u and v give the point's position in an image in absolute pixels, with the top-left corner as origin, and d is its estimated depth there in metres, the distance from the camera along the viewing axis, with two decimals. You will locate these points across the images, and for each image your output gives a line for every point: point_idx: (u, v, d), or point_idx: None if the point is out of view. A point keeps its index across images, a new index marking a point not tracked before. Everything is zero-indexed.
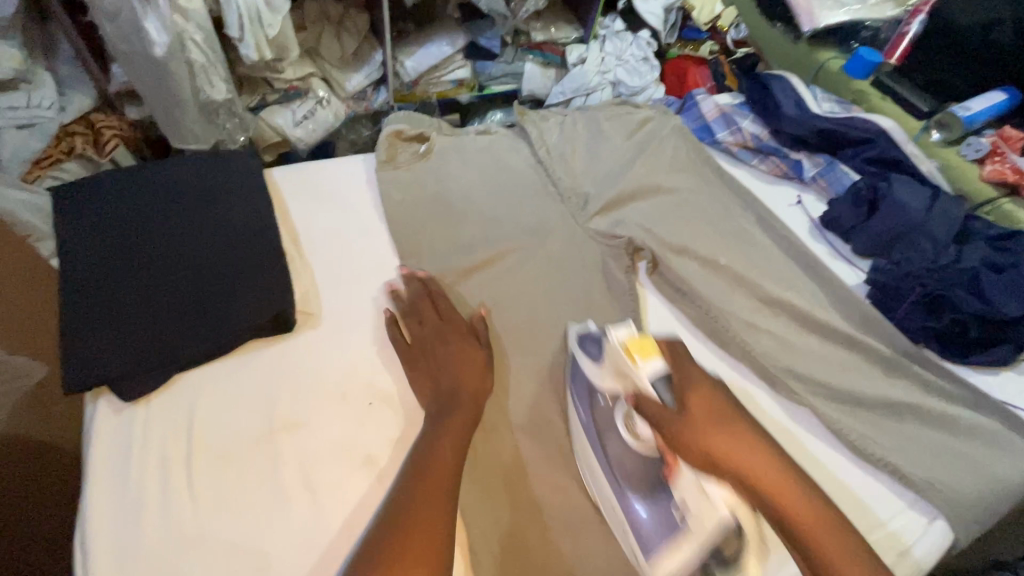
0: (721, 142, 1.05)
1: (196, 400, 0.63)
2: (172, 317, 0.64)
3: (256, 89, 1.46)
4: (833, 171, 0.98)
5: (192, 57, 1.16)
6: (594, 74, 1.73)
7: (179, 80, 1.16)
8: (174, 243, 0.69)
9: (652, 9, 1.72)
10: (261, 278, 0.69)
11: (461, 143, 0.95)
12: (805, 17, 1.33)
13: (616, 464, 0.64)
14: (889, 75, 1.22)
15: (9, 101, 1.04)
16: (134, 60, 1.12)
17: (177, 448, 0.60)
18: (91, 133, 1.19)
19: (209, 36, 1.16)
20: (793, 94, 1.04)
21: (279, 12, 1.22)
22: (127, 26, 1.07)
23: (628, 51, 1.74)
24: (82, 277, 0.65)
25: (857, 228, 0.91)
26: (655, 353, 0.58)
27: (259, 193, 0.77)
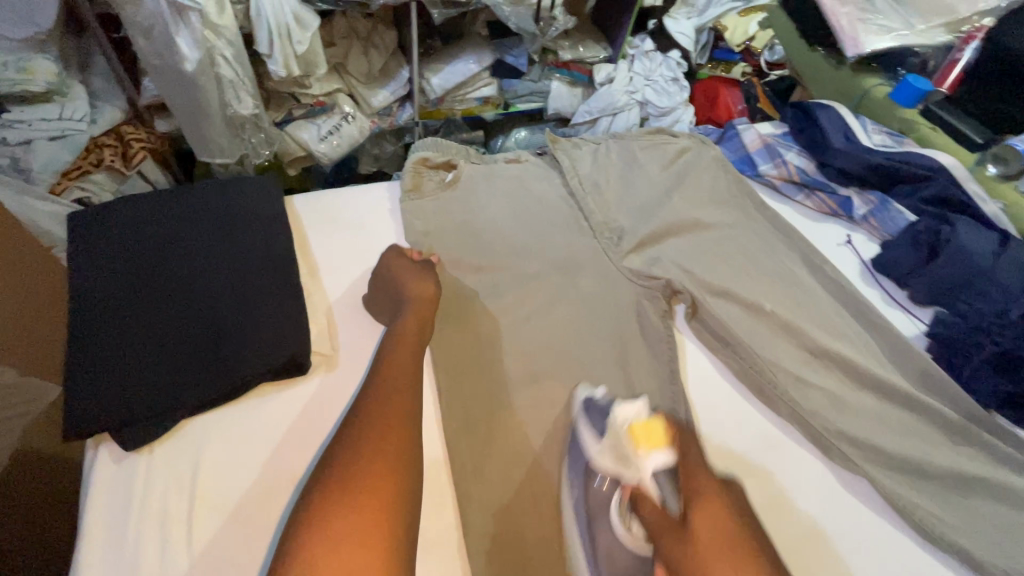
0: (764, 176, 0.99)
1: (200, 449, 0.59)
2: (181, 358, 0.61)
3: (283, 104, 1.45)
4: (886, 210, 0.91)
5: (221, 72, 1.16)
6: (622, 94, 1.69)
7: (209, 95, 1.16)
8: (188, 276, 0.66)
9: (683, 29, 1.70)
10: (276, 315, 0.65)
11: (489, 171, 0.90)
12: (849, 42, 1.27)
13: (602, 552, 0.60)
14: (940, 104, 1.17)
15: (44, 113, 1.04)
16: (165, 74, 1.11)
17: (178, 502, 0.56)
18: (120, 145, 1.18)
19: (238, 51, 1.16)
20: (841, 125, 0.98)
21: (309, 29, 1.21)
22: (159, 41, 1.07)
23: (657, 71, 1.71)
24: (92, 312, 0.62)
25: (915, 275, 0.85)
26: (661, 442, 0.59)
27: (280, 222, 0.74)
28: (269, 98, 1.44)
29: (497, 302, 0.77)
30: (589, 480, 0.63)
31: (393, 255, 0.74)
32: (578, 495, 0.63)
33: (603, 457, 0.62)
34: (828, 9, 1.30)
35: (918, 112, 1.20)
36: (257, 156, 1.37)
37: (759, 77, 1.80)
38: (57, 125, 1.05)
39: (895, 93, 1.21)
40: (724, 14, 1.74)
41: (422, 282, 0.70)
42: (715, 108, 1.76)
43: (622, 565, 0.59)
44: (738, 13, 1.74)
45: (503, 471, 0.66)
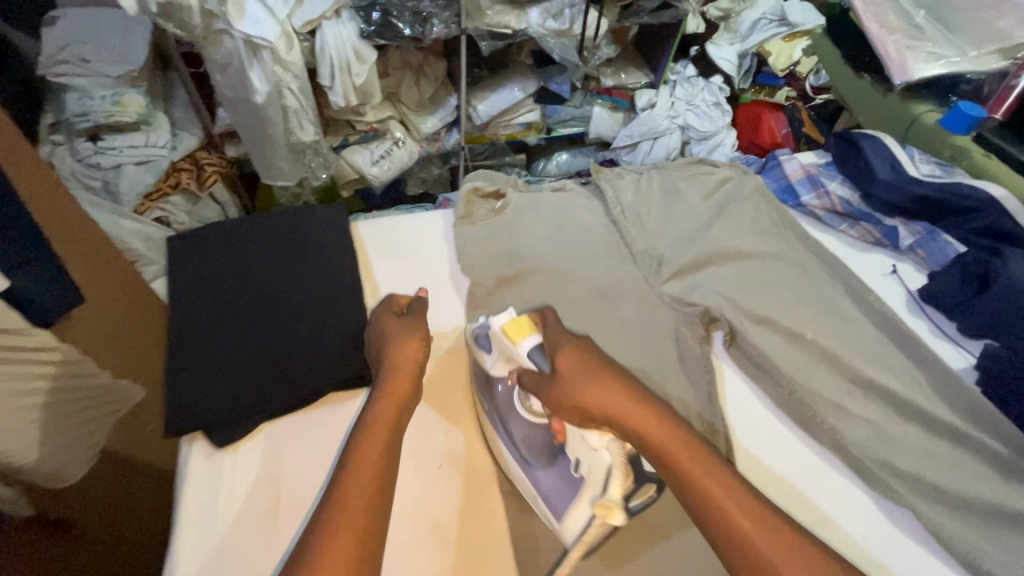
0: (805, 206, 1.01)
1: (279, 450, 0.66)
2: (260, 368, 0.68)
3: (340, 130, 1.56)
4: (934, 241, 0.92)
5: (287, 103, 1.31)
6: (664, 119, 1.74)
7: (273, 122, 1.33)
8: (269, 295, 0.74)
9: (726, 55, 1.74)
10: (343, 334, 0.72)
11: (532, 195, 0.96)
12: (898, 71, 1.28)
13: (520, 442, 0.68)
14: (994, 131, 1.18)
15: (131, 140, 1.31)
16: (237, 105, 1.30)
17: (260, 497, 0.63)
18: (195, 169, 1.41)
19: (303, 84, 1.30)
20: (887, 156, 0.98)
21: (367, 62, 1.32)
22: (234, 75, 1.25)
23: (698, 96, 1.76)
24: (187, 324, 0.71)
25: (962, 307, 0.84)
26: (530, 331, 0.63)
27: (347, 246, 0.81)
28: (327, 124, 1.56)
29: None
30: (496, 387, 0.72)
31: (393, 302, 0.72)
32: (487, 405, 0.73)
33: (497, 362, 0.70)
34: (876, 37, 1.34)
35: (970, 140, 1.20)
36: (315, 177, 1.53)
37: (803, 100, 1.81)
38: (143, 151, 1.32)
39: (947, 120, 1.21)
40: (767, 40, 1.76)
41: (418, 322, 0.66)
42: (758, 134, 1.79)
43: (537, 441, 0.68)
44: (782, 39, 1.75)
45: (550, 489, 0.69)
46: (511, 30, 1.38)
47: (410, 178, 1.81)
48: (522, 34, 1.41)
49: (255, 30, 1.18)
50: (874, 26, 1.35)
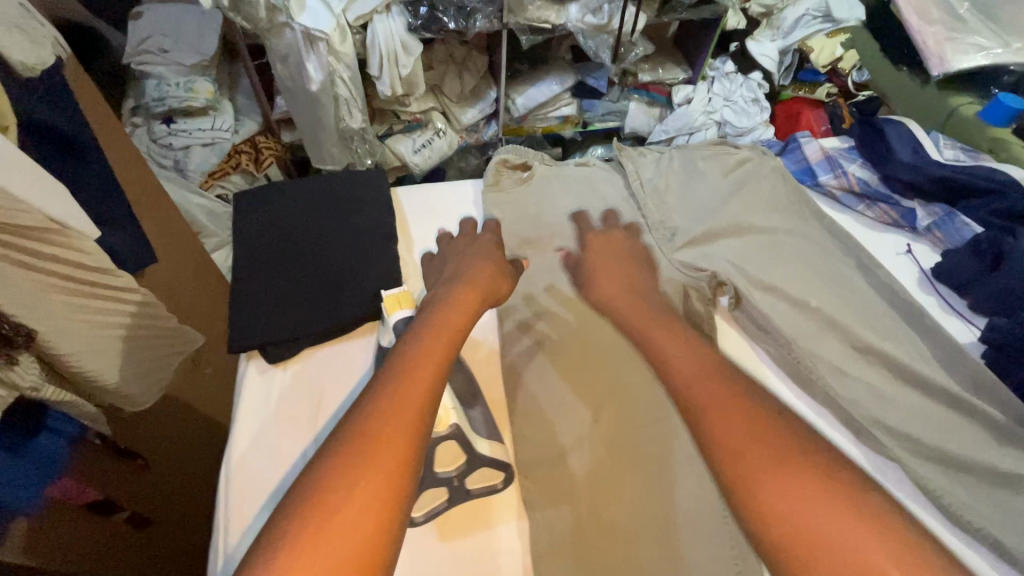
0: (823, 186, 1.03)
1: (321, 371, 0.75)
2: (307, 305, 0.78)
3: (385, 120, 1.70)
4: (951, 223, 0.93)
5: (338, 91, 1.45)
6: (700, 114, 1.80)
7: (326, 108, 1.48)
8: (316, 245, 0.84)
9: (766, 51, 1.72)
10: (376, 275, 0.81)
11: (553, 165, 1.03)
12: (935, 62, 1.38)
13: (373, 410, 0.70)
14: None
15: (202, 125, 1.53)
16: (296, 93, 1.45)
17: (305, 407, 0.71)
18: (254, 153, 1.62)
19: (353, 74, 1.43)
20: (910, 140, 1.02)
21: (413, 55, 1.43)
22: (292, 66, 1.40)
23: (736, 92, 1.79)
24: (249, 262, 0.82)
25: (974, 283, 0.85)
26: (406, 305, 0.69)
27: (385, 206, 0.91)
28: (375, 113, 1.69)
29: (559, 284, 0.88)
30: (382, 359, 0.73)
31: (484, 230, 0.86)
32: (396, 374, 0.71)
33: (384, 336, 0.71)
34: (916, 29, 1.43)
35: (1010, 131, 1.25)
36: (360, 163, 1.67)
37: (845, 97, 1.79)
38: (209, 134, 1.53)
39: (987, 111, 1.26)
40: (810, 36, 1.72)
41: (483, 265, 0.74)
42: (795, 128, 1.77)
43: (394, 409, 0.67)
44: (825, 36, 1.73)
45: (554, 410, 0.76)
46: (551, 24, 1.46)
47: (449, 167, 1.93)
48: (562, 28, 1.48)
49: (314, 23, 1.31)
50: (914, 19, 1.45)
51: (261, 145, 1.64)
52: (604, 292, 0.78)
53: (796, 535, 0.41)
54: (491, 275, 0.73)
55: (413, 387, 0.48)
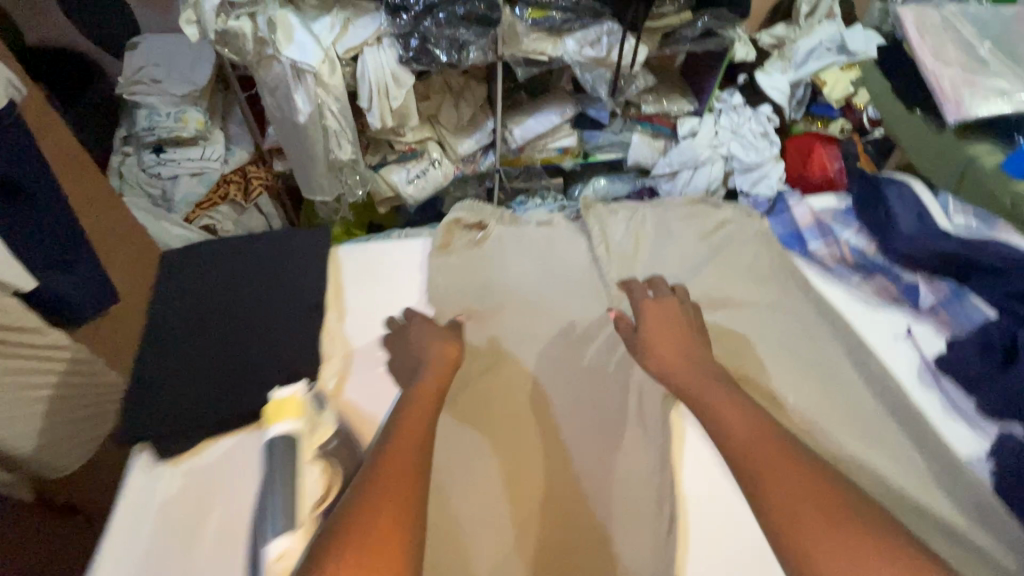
0: (813, 253, 0.92)
1: (214, 471, 0.66)
2: (213, 387, 0.70)
3: (380, 150, 1.65)
4: (959, 304, 0.81)
5: (328, 123, 1.41)
6: (705, 148, 1.74)
7: (315, 140, 1.43)
8: (238, 316, 0.77)
9: (776, 83, 1.76)
10: (293, 356, 0.74)
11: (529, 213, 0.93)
12: (951, 107, 1.25)
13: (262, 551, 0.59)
14: None
15: (191, 154, 1.52)
16: (284, 124, 1.41)
17: (187, 518, 0.62)
18: (244, 183, 1.58)
19: (343, 107, 1.39)
20: (913, 203, 0.91)
21: (404, 85, 1.37)
22: (281, 97, 1.36)
23: (744, 126, 1.74)
24: (171, 327, 0.76)
25: (983, 382, 0.73)
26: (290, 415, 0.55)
27: (319, 270, 0.84)
28: (369, 143, 1.65)
29: (502, 362, 0.80)
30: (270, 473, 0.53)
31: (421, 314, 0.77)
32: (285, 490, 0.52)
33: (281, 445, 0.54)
34: (930, 69, 1.31)
35: None
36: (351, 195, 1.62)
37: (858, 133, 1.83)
38: (198, 164, 1.52)
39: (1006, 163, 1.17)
40: (824, 69, 1.74)
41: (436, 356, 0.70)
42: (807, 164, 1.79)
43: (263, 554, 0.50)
44: (839, 68, 1.73)
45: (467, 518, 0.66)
46: (547, 57, 1.40)
47: (447, 199, 1.87)
48: (559, 61, 1.43)
49: (300, 56, 1.28)
50: (928, 58, 1.33)
51: (251, 175, 1.59)
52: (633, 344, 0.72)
53: None
54: (436, 375, 0.68)
55: (408, 438, 0.56)
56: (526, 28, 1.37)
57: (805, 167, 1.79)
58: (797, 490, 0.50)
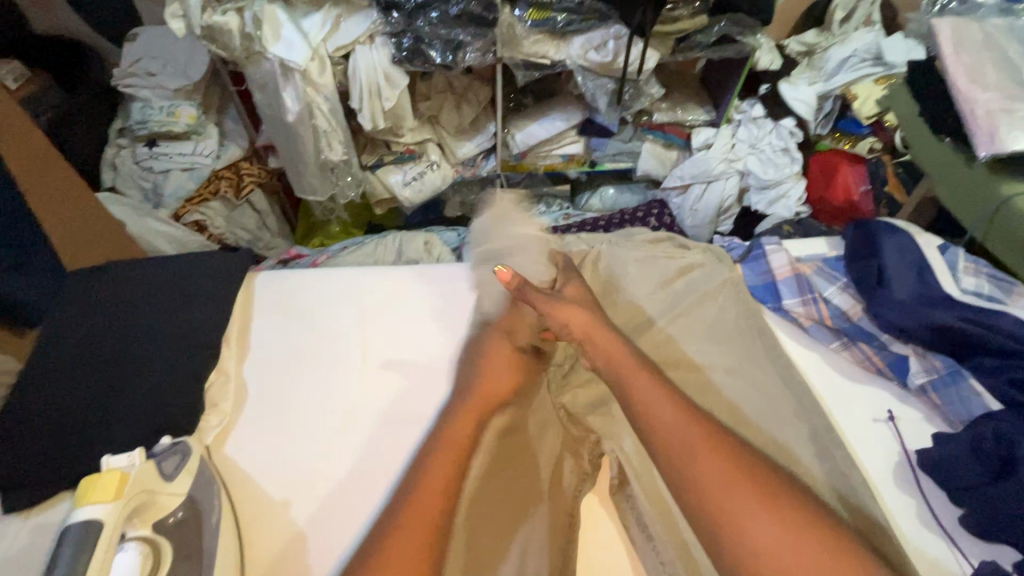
0: (788, 311, 0.80)
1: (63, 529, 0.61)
2: (76, 433, 0.64)
3: (376, 150, 1.54)
4: (952, 387, 0.69)
5: (317, 123, 1.32)
6: (720, 161, 1.59)
7: (304, 140, 1.34)
8: (123, 350, 0.70)
9: (802, 96, 1.58)
10: (171, 402, 0.67)
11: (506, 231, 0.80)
12: (984, 139, 1.08)
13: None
14: None
15: (183, 149, 1.43)
16: (274, 122, 1.32)
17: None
18: (235, 179, 1.49)
19: (333, 107, 1.30)
20: (913, 260, 0.78)
21: (397, 87, 1.29)
22: (271, 95, 1.27)
23: (764, 139, 1.60)
24: (57, 354, 0.69)
25: (971, 492, 0.61)
26: (106, 494, 0.48)
27: (226, 303, 0.77)
28: (364, 143, 1.53)
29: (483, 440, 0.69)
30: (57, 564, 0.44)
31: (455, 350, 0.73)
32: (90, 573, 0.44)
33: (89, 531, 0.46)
34: (963, 93, 1.14)
35: None
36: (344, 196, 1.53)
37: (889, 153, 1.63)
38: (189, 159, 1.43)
39: None
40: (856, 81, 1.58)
41: (482, 392, 0.66)
42: (831, 186, 1.63)
43: None
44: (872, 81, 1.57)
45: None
46: (549, 60, 1.29)
47: (448, 202, 1.76)
48: (562, 65, 1.31)
49: (288, 54, 1.18)
50: (962, 80, 1.15)
51: (243, 171, 1.50)
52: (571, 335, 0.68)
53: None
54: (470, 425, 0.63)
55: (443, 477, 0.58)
56: (526, 28, 1.24)
57: (828, 190, 1.63)
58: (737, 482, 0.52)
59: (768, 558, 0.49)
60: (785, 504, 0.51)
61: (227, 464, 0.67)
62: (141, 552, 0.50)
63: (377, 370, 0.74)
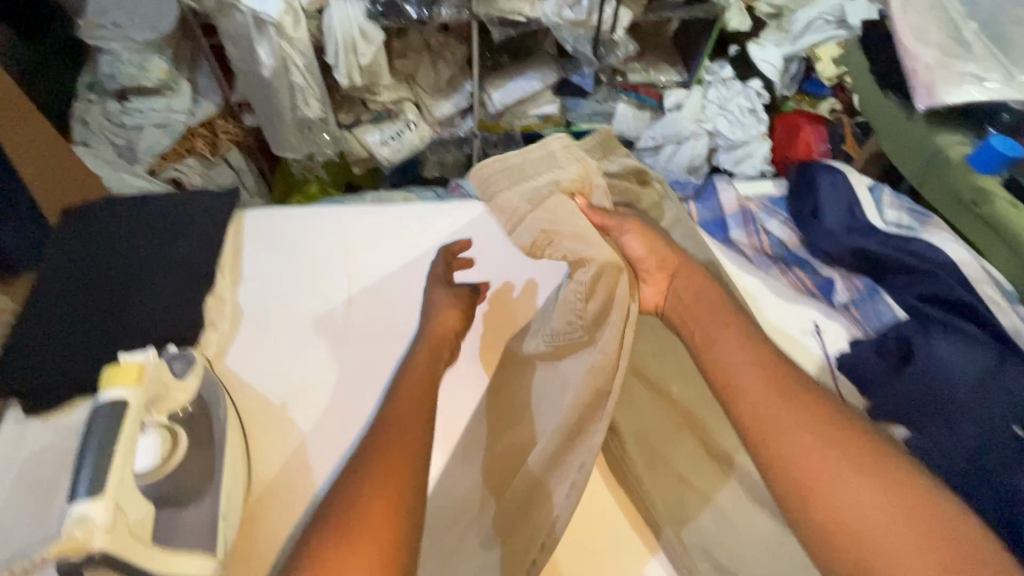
0: (734, 242, 0.89)
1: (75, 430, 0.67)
2: (78, 352, 0.69)
3: (354, 109, 1.56)
4: (871, 302, 0.79)
5: (293, 78, 1.33)
6: (689, 122, 1.65)
7: (281, 96, 1.35)
8: (119, 278, 0.75)
9: (769, 58, 1.65)
10: (169, 324, 0.73)
11: (522, 176, 0.78)
12: (922, 91, 1.17)
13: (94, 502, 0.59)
14: None
15: (154, 104, 1.42)
16: (249, 75, 1.33)
17: (44, 472, 0.65)
18: (212, 137, 1.52)
19: (309, 62, 1.31)
20: (845, 197, 0.87)
21: (373, 43, 1.31)
22: (245, 48, 1.28)
23: (733, 101, 1.64)
24: (56, 284, 0.74)
25: (879, 383, 0.72)
26: (125, 378, 0.53)
27: (215, 236, 0.82)
28: (343, 102, 1.56)
29: (476, 379, 0.78)
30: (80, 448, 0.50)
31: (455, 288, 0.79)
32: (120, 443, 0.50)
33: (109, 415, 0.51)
34: (906, 49, 1.22)
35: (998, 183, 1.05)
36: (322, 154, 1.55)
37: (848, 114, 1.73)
38: (163, 116, 1.43)
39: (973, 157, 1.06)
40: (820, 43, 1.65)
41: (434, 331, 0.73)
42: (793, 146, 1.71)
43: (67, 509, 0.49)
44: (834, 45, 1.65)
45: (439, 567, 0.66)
46: (525, 19, 1.32)
47: (425, 163, 1.79)
48: (537, 22, 1.34)
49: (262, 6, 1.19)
50: (908, 38, 1.23)
51: (219, 129, 1.54)
52: (669, 301, 0.70)
53: (835, 521, 0.51)
54: (427, 359, 0.70)
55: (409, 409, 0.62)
56: None
57: (791, 149, 1.71)
58: (808, 428, 0.56)
59: (825, 487, 0.53)
60: (833, 430, 0.56)
61: (227, 376, 0.74)
62: (160, 435, 0.57)
63: (360, 296, 0.81)
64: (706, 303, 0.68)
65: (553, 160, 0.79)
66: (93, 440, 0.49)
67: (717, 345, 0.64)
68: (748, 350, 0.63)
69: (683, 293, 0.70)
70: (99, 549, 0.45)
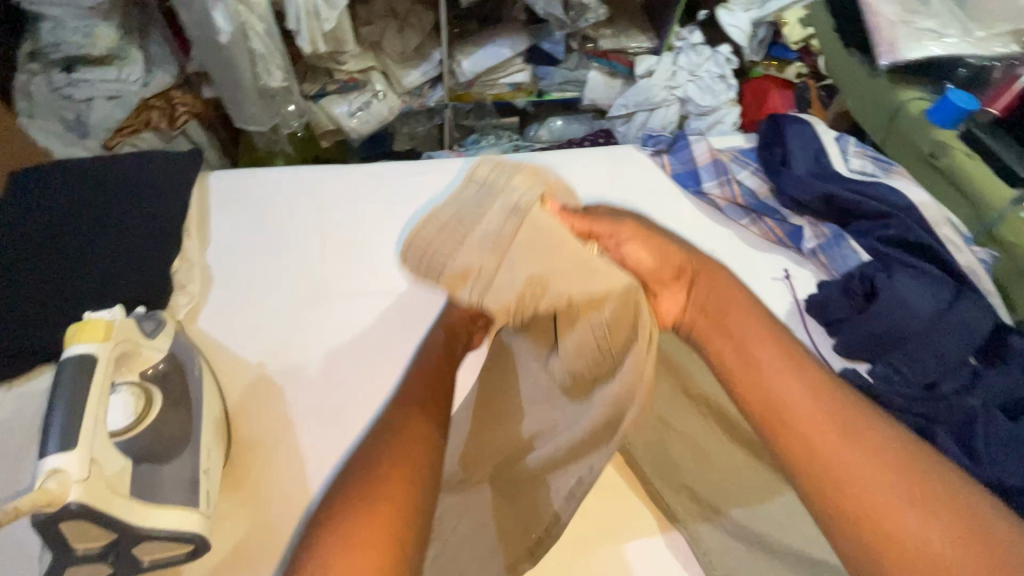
0: (706, 194, 0.90)
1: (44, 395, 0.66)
2: (36, 316, 0.66)
3: (319, 79, 1.50)
4: (837, 247, 0.81)
5: (252, 46, 1.26)
6: (662, 89, 1.63)
7: (239, 65, 1.29)
8: (75, 240, 0.72)
9: (737, 22, 1.63)
10: (133, 286, 0.70)
11: (460, 231, 0.55)
12: (884, 49, 1.08)
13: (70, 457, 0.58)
14: (986, 128, 0.94)
15: (106, 75, 1.27)
16: (204, 43, 1.26)
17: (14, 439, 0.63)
18: (168, 108, 1.37)
19: (269, 27, 1.26)
20: (812, 147, 0.89)
21: (336, 7, 1.25)
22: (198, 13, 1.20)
23: (703, 66, 1.62)
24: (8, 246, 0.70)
25: (845, 321, 0.75)
26: (96, 332, 0.52)
27: (179, 199, 0.79)
28: (306, 72, 1.50)
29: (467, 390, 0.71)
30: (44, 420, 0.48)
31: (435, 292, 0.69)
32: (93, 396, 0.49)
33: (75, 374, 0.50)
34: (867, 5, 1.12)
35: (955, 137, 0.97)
36: (286, 126, 1.49)
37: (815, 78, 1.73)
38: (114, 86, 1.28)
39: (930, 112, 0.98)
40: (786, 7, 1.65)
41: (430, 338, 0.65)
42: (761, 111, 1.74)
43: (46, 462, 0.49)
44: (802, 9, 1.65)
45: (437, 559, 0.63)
46: None
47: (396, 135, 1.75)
48: None
49: None
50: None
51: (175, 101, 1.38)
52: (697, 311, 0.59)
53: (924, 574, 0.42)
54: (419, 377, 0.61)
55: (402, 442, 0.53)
56: None
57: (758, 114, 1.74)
58: (882, 467, 0.47)
59: (909, 534, 0.44)
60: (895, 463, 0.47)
61: (199, 336, 0.72)
62: (132, 392, 0.56)
63: (335, 255, 0.79)
64: (741, 313, 0.58)
65: (489, 188, 0.57)
66: (58, 407, 0.47)
67: (766, 363, 0.54)
68: (796, 371, 0.53)
69: (708, 303, 0.59)
70: (76, 498, 0.45)
